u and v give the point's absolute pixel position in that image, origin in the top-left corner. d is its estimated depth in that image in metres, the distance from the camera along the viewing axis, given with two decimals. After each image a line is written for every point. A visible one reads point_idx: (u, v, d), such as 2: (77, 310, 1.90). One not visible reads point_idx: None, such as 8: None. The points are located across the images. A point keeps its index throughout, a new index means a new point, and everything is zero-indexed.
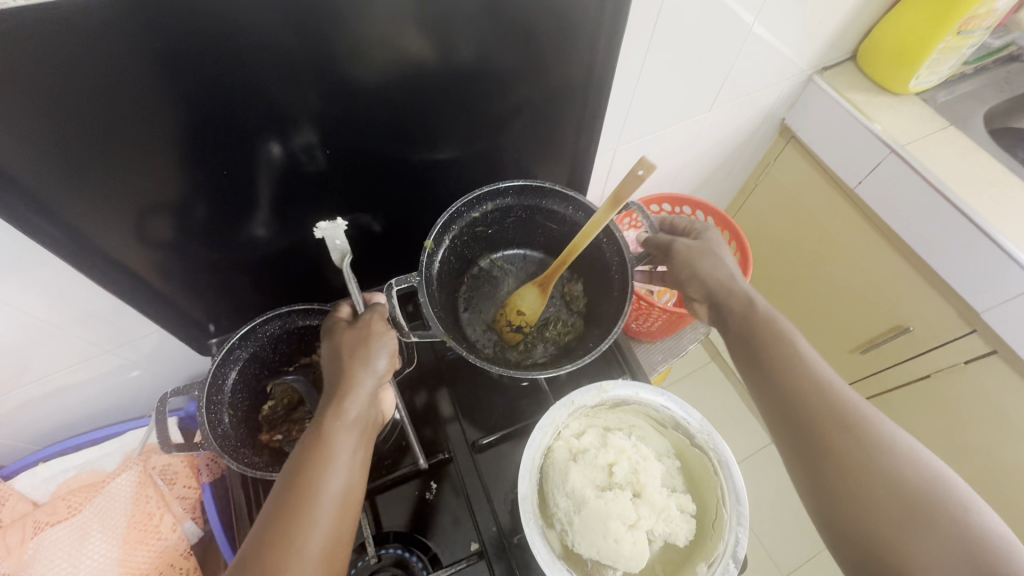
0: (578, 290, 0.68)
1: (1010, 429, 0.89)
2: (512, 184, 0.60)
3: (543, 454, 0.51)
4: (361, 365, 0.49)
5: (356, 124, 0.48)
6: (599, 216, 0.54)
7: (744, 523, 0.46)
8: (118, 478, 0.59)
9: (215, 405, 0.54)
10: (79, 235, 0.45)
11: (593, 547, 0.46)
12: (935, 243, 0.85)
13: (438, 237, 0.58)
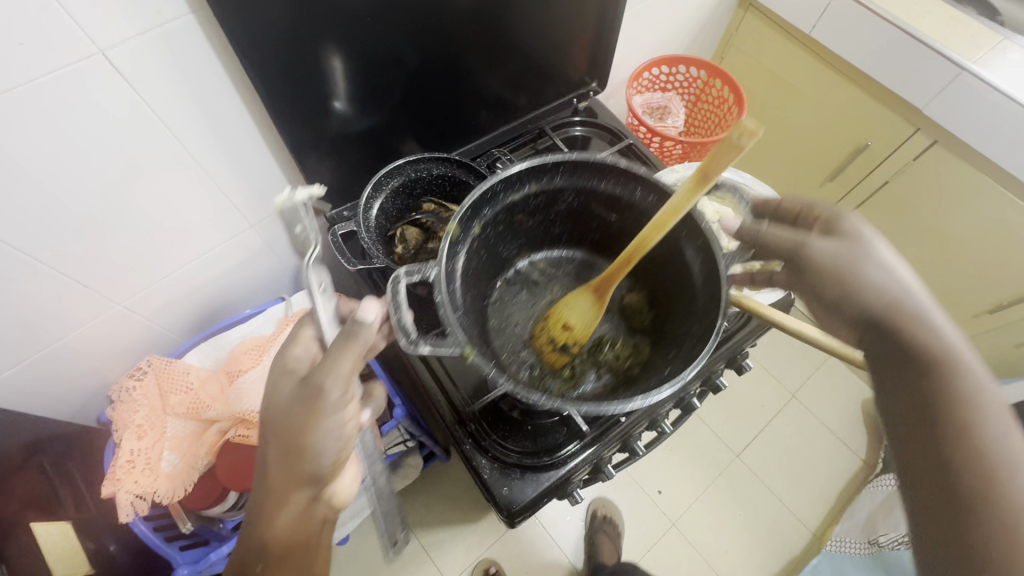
0: (640, 302, 0.60)
1: (959, 210, 1.04)
2: (563, 160, 0.54)
3: None
4: (298, 465, 0.41)
5: (392, 23, 0.59)
6: (680, 199, 0.44)
7: None
8: (285, 331, 0.70)
9: (369, 238, 0.65)
10: (231, 84, 0.53)
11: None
12: (882, 60, 0.99)
13: (464, 223, 0.50)
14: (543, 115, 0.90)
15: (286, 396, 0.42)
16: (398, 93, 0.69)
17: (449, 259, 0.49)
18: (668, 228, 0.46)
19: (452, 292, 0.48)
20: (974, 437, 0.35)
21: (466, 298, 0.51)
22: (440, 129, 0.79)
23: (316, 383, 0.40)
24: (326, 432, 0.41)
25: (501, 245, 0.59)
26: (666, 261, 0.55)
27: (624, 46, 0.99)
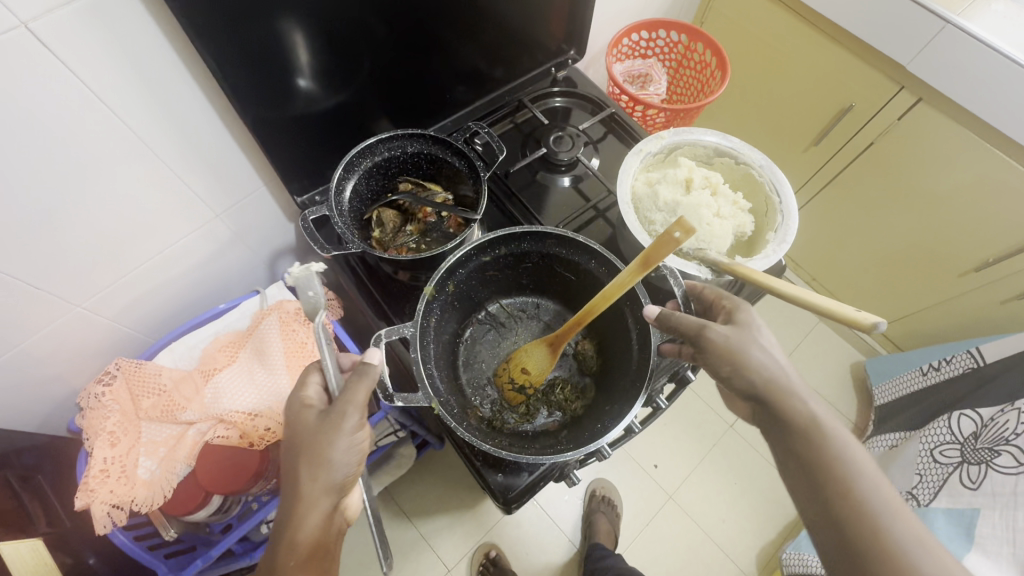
0: (591, 350, 0.62)
1: (944, 167, 1.03)
2: (531, 230, 0.55)
3: (630, 190, 0.62)
4: (322, 477, 0.43)
5: None
6: (623, 278, 0.47)
7: (791, 196, 0.60)
8: (262, 325, 0.66)
9: (342, 222, 0.61)
10: (178, 59, 0.49)
11: (694, 237, 0.58)
12: (865, 16, 0.96)
13: (438, 284, 0.54)
14: (521, 86, 0.86)
15: (308, 419, 0.45)
16: (367, 66, 0.64)
17: (422, 323, 0.53)
18: (610, 302, 0.49)
19: (425, 355, 0.52)
20: (849, 489, 0.39)
21: (439, 354, 0.55)
22: (412, 104, 0.75)
23: (340, 405, 0.44)
24: (346, 444, 0.43)
25: (478, 291, 0.60)
26: (615, 312, 0.58)
27: (603, 11, 0.95)
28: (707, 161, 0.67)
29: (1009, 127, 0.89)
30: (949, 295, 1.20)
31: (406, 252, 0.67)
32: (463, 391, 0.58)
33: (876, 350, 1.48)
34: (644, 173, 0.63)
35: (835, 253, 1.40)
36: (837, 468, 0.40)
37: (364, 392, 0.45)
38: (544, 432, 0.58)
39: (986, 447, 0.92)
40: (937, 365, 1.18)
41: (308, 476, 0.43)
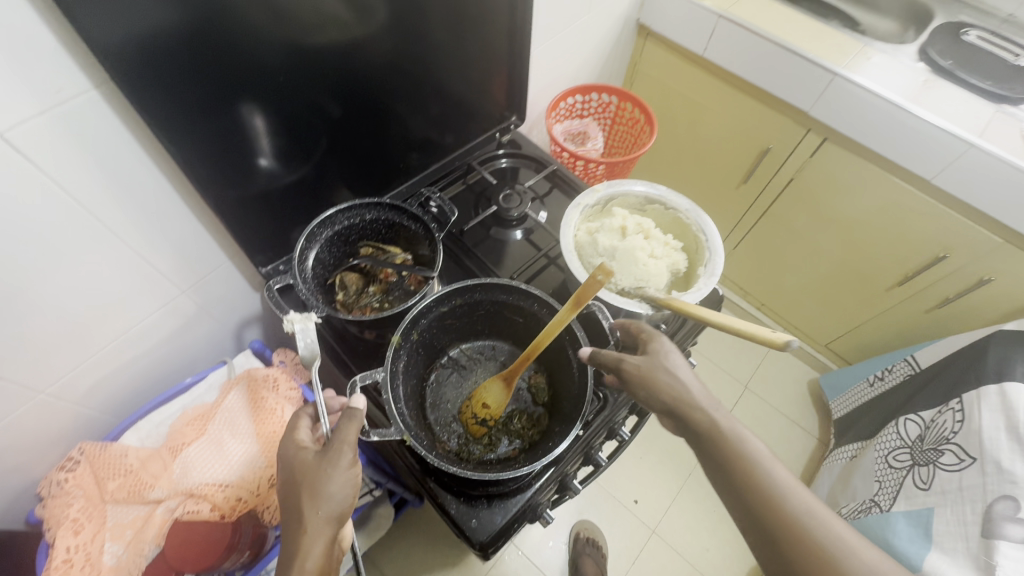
0: (543, 381, 0.65)
1: (855, 195, 1.16)
2: (478, 281, 0.60)
3: (573, 240, 0.68)
4: (323, 508, 0.45)
5: (311, 78, 0.61)
6: (561, 314, 0.55)
7: (715, 234, 0.68)
8: (229, 397, 0.67)
9: (305, 287, 0.65)
10: (143, 153, 0.53)
11: (633, 277, 0.64)
12: (766, 73, 1.10)
13: (404, 333, 0.57)
14: (469, 150, 0.93)
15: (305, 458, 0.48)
16: (324, 142, 0.70)
17: (393, 366, 0.55)
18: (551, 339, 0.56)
19: (397, 396, 0.54)
20: (754, 479, 0.48)
21: (407, 397, 0.58)
22: (369, 173, 0.81)
23: (334, 438, 0.47)
24: (344, 476, 0.46)
25: (439, 338, 0.63)
26: (555, 344, 0.63)
27: (541, 80, 1.05)
28: (640, 207, 0.75)
29: (901, 157, 1.02)
30: (881, 308, 1.31)
31: (370, 311, 0.70)
32: (429, 431, 0.60)
33: (829, 365, 1.56)
34: (584, 224, 0.69)
35: (777, 278, 1.50)
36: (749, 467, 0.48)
37: (355, 429, 0.49)
38: (507, 460, 0.60)
39: (931, 448, 0.99)
40: (882, 375, 1.27)
41: (310, 510, 0.45)
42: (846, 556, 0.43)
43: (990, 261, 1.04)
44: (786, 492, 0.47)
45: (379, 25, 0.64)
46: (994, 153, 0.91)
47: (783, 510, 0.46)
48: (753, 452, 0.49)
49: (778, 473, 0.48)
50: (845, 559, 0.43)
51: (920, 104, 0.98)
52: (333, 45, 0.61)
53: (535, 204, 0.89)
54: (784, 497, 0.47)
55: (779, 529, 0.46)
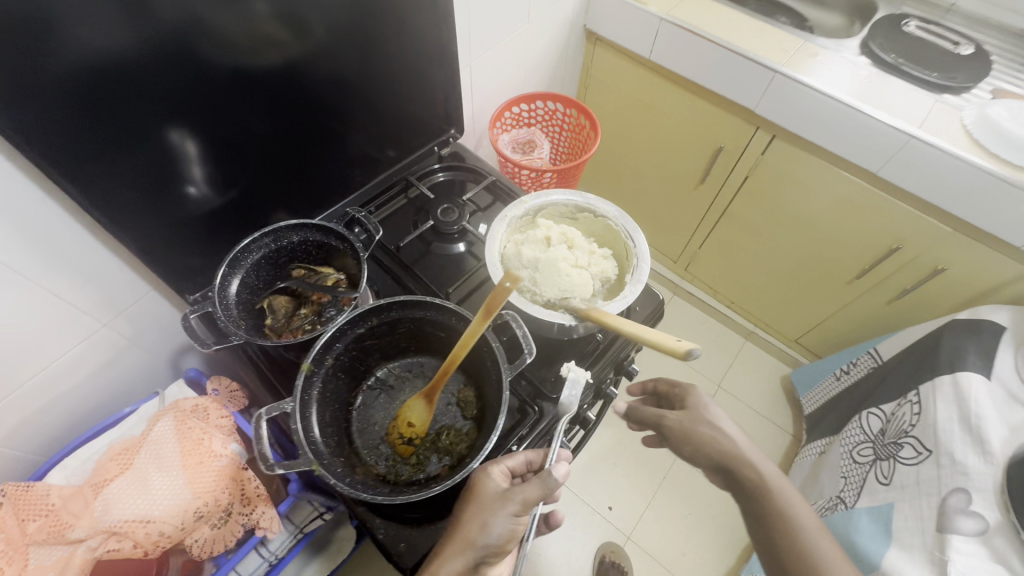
0: (472, 394, 0.64)
1: (807, 190, 1.16)
2: (394, 299, 0.60)
3: (499, 254, 0.67)
4: (482, 541, 0.53)
5: (244, 103, 0.62)
6: (473, 327, 0.57)
7: (641, 239, 0.67)
8: (156, 428, 0.65)
9: (226, 313, 0.63)
10: (41, 188, 0.52)
11: (557, 287, 0.63)
12: (712, 74, 1.10)
13: (317, 358, 0.56)
14: (408, 165, 0.92)
15: (492, 497, 0.55)
16: (253, 164, 0.69)
17: (305, 394, 0.54)
18: (469, 350, 0.58)
19: (310, 425, 0.53)
20: (787, 523, 0.59)
21: (327, 422, 0.57)
22: (302, 194, 0.80)
23: (516, 499, 0.54)
24: (507, 520, 0.54)
25: (362, 358, 0.63)
26: (478, 357, 0.62)
27: (485, 91, 1.05)
28: (572, 216, 0.74)
29: (846, 151, 1.02)
30: (844, 301, 1.31)
31: (301, 334, 0.69)
32: (354, 454, 0.59)
33: (800, 361, 1.56)
34: (510, 237, 0.69)
35: (744, 275, 1.50)
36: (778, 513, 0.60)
37: (539, 488, 0.56)
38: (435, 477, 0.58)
39: (892, 441, 0.98)
40: (847, 368, 1.26)
41: (467, 531, 0.53)
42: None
43: (940, 252, 1.05)
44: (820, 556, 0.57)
45: (301, 49, 0.64)
46: (934, 144, 0.91)
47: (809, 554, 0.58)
48: (802, 524, 0.59)
49: (810, 524, 0.60)
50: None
51: (862, 97, 0.98)
52: (265, 69, 0.62)
53: (474, 216, 0.88)
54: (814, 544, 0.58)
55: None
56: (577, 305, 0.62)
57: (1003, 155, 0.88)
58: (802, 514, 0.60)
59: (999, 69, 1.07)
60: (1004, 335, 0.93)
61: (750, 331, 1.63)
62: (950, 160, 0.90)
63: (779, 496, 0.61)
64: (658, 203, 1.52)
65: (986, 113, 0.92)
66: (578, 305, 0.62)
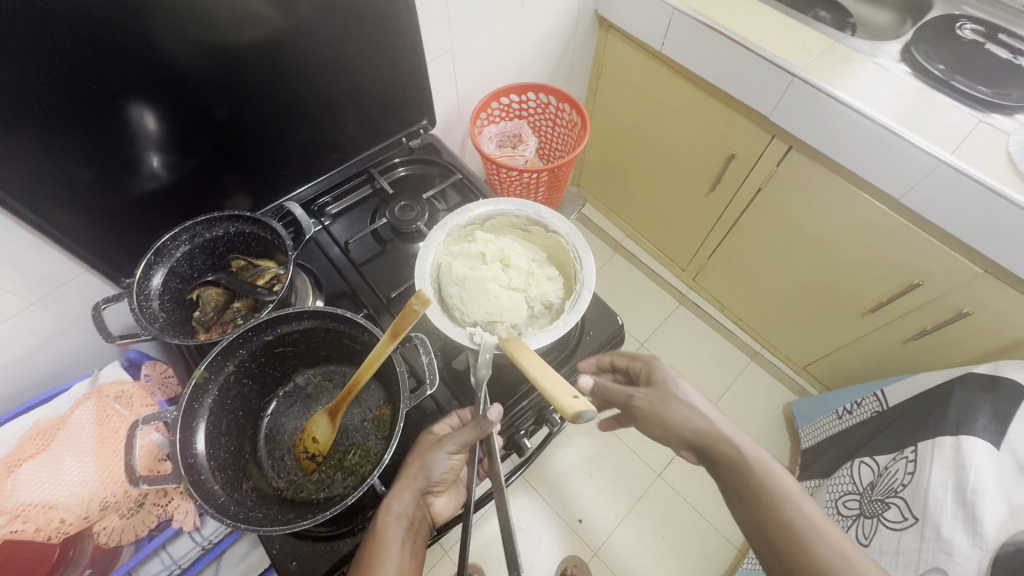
0: (386, 413, 0.60)
1: (823, 210, 1.04)
2: (304, 308, 0.57)
3: (432, 267, 0.64)
4: (421, 477, 0.56)
5: (216, 90, 0.64)
6: (378, 347, 0.54)
7: (586, 264, 0.64)
8: (77, 411, 0.64)
9: (144, 304, 0.61)
10: None
11: (482, 308, 0.60)
12: (725, 73, 1.00)
13: (213, 364, 0.53)
14: (373, 155, 0.88)
15: (429, 442, 0.58)
16: (213, 149, 0.69)
17: (192, 403, 0.51)
18: (375, 370, 0.55)
19: (192, 436, 0.51)
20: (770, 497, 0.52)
21: (221, 432, 0.54)
22: (255, 178, 0.77)
23: (449, 440, 0.55)
24: (444, 458, 0.56)
25: (275, 365, 0.60)
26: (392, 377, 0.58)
27: (472, 79, 0.99)
28: (525, 228, 0.71)
29: (865, 171, 0.91)
30: (855, 334, 1.19)
31: (229, 329, 0.66)
32: (252, 465, 0.57)
33: (806, 389, 1.45)
34: (446, 248, 0.66)
35: (752, 293, 1.39)
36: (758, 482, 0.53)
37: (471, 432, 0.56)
38: (331, 500, 0.55)
39: (879, 498, 0.88)
40: (851, 408, 1.16)
41: (411, 473, 0.56)
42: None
43: (966, 292, 0.92)
44: (811, 531, 0.49)
45: (274, 26, 0.63)
46: (965, 169, 0.79)
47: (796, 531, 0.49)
48: (784, 489, 0.52)
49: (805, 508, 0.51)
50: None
51: (890, 112, 0.86)
52: (237, 49, 0.62)
53: (436, 215, 0.83)
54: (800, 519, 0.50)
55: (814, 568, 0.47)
56: (499, 331, 0.58)
57: None
58: (782, 480, 0.53)
59: None
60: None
61: (756, 351, 1.52)
62: (983, 191, 0.78)
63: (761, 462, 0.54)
64: (667, 208, 1.42)
65: None
66: (500, 330, 0.58)
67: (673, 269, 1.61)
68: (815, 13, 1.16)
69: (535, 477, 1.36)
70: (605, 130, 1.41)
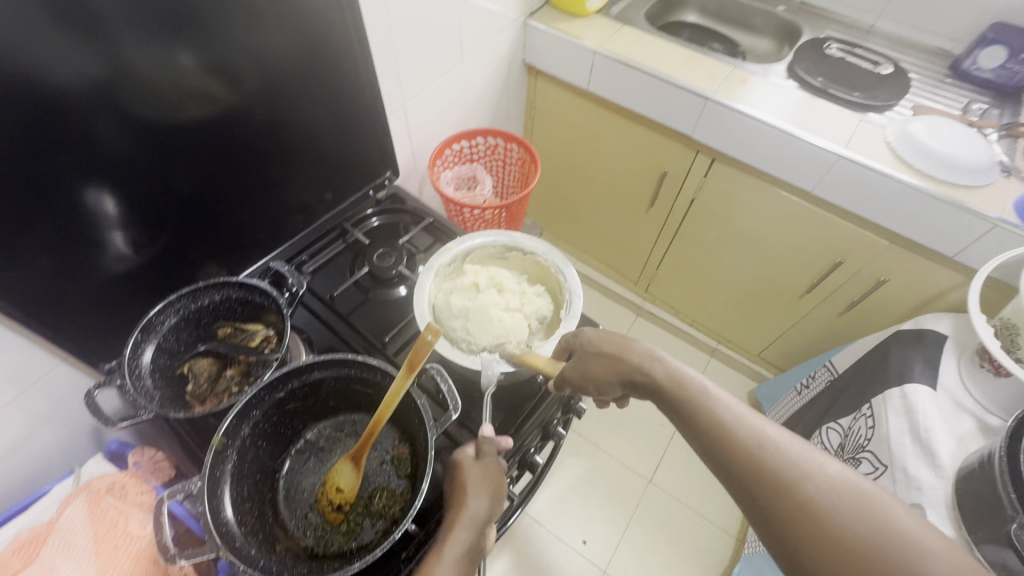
0: (405, 450, 0.61)
1: (750, 210, 1.18)
2: (314, 359, 0.58)
3: (433, 305, 0.78)
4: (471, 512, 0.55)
5: (174, 163, 0.63)
6: (397, 383, 0.56)
7: (563, 270, 0.81)
8: (67, 511, 0.61)
9: (138, 383, 0.60)
10: None
11: (489, 333, 0.75)
12: (647, 102, 1.13)
13: (230, 428, 0.53)
14: (342, 212, 0.91)
15: (463, 474, 0.58)
16: (177, 222, 0.68)
17: (214, 471, 0.51)
18: (394, 408, 0.57)
19: (219, 504, 0.50)
20: (728, 434, 0.51)
21: (244, 497, 0.53)
22: (223, 245, 0.76)
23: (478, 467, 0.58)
24: (484, 486, 0.56)
25: (286, 421, 0.60)
26: (409, 413, 0.60)
27: (424, 129, 1.05)
28: (502, 254, 0.87)
29: (779, 170, 1.04)
30: (797, 316, 1.33)
31: (227, 397, 0.65)
32: (277, 528, 0.55)
33: (764, 375, 1.57)
34: (441, 287, 0.81)
35: (701, 294, 1.51)
36: (716, 419, 0.52)
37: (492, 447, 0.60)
38: (366, 545, 0.55)
39: (851, 456, 0.97)
40: (807, 382, 1.27)
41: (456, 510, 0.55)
42: (799, 469, 0.46)
43: (880, 263, 1.07)
44: (738, 426, 0.51)
45: (228, 101, 0.65)
46: (857, 159, 0.94)
47: (755, 454, 0.48)
48: (735, 417, 0.52)
49: (767, 430, 0.50)
50: (801, 476, 0.46)
51: (790, 118, 1.00)
52: (193, 125, 0.63)
53: (413, 259, 0.87)
54: (759, 445, 0.48)
55: (747, 458, 0.48)
56: (511, 351, 0.72)
57: (923, 168, 0.92)
58: (705, 391, 0.56)
59: (916, 86, 1.13)
60: (947, 343, 0.95)
61: (715, 347, 1.64)
62: (875, 175, 0.93)
63: (689, 382, 0.57)
64: (612, 228, 1.53)
65: (903, 125, 0.97)
66: (513, 349, 0.72)
67: (626, 284, 1.72)
68: (709, 45, 1.36)
69: (532, 506, 1.36)
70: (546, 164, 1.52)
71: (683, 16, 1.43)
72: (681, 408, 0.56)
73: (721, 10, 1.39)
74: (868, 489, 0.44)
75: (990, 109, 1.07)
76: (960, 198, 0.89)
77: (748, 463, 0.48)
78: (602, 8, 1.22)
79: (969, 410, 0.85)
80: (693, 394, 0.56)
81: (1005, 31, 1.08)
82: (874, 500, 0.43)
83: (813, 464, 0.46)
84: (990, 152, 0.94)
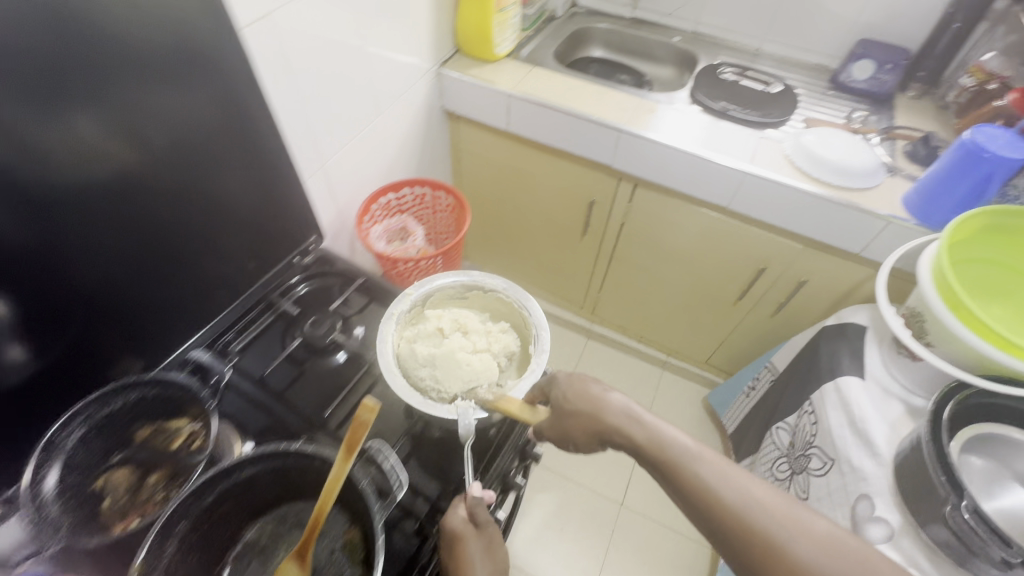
0: (355, 538, 0.57)
1: (675, 228, 1.23)
2: (244, 455, 0.54)
3: (397, 356, 0.79)
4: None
5: (70, 243, 0.54)
6: (337, 470, 0.53)
7: (526, 303, 0.86)
8: None
9: (43, 510, 0.53)
10: None
11: (459, 379, 0.76)
12: (565, 137, 1.17)
13: (152, 550, 0.48)
14: (270, 280, 0.85)
15: (462, 552, 0.57)
16: (77, 308, 0.57)
17: None
18: (336, 496, 0.53)
19: None
20: (716, 494, 0.51)
21: None
22: (136, 325, 0.65)
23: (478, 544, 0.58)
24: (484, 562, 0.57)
25: (219, 527, 0.55)
26: (354, 496, 0.56)
27: (348, 186, 1.04)
28: (462, 294, 0.91)
29: (695, 190, 1.10)
30: (734, 322, 1.39)
31: (151, 508, 0.60)
32: None
33: (714, 381, 1.63)
34: (403, 336, 0.82)
35: (644, 311, 1.55)
36: (704, 479, 0.53)
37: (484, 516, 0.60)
38: None
39: (801, 454, 1.00)
40: (753, 385, 1.32)
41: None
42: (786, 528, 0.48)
43: (798, 265, 1.14)
44: (725, 488, 0.51)
45: (133, 162, 0.56)
46: (763, 174, 1.00)
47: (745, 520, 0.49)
48: (722, 476, 0.52)
49: (753, 488, 0.51)
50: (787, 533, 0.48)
51: (697, 142, 1.07)
52: (90, 194, 0.53)
53: (349, 323, 0.85)
54: (749, 508, 0.50)
55: (734, 523, 0.50)
56: (484, 397, 0.71)
57: (820, 177, 1.00)
58: (685, 452, 0.55)
59: (803, 100, 1.23)
60: (867, 333, 1.01)
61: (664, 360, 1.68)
62: (781, 187, 1.00)
63: (669, 441, 0.57)
64: (552, 258, 1.56)
65: (796, 138, 1.06)
66: (487, 395, 0.72)
67: (572, 310, 1.74)
68: (618, 77, 1.44)
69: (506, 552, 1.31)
70: (478, 203, 1.53)
71: (590, 52, 1.50)
72: (662, 467, 0.56)
73: (624, 44, 1.48)
74: (848, 542, 0.47)
75: (868, 115, 1.18)
76: (856, 201, 0.97)
77: (738, 526, 0.49)
78: (512, 53, 1.27)
79: (896, 395, 0.91)
80: (675, 452, 0.56)
81: (870, 46, 1.21)
82: (851, 554, 0.46)
83: (798, 521, 0.48)
84: (875, 157, 1.03)
